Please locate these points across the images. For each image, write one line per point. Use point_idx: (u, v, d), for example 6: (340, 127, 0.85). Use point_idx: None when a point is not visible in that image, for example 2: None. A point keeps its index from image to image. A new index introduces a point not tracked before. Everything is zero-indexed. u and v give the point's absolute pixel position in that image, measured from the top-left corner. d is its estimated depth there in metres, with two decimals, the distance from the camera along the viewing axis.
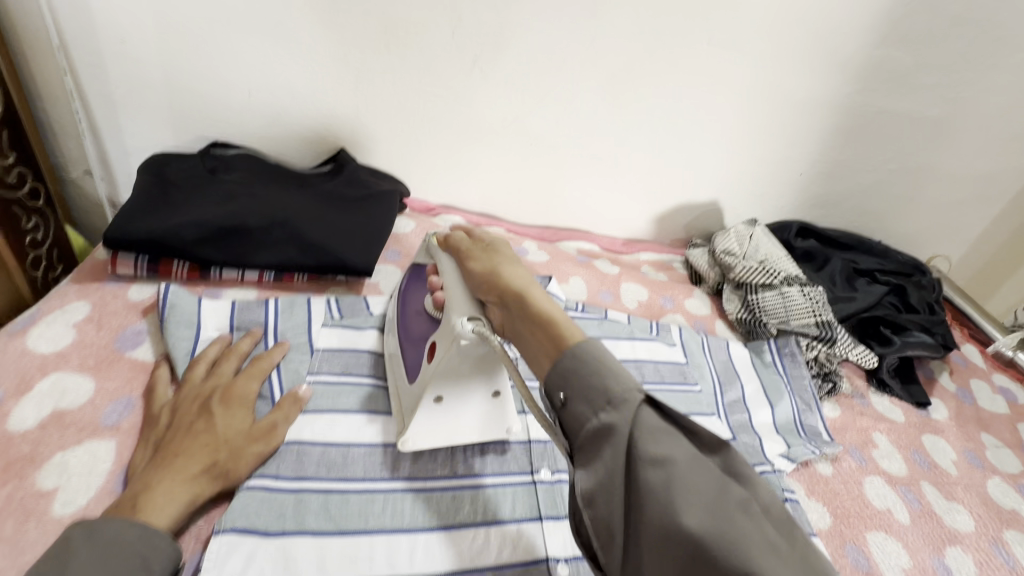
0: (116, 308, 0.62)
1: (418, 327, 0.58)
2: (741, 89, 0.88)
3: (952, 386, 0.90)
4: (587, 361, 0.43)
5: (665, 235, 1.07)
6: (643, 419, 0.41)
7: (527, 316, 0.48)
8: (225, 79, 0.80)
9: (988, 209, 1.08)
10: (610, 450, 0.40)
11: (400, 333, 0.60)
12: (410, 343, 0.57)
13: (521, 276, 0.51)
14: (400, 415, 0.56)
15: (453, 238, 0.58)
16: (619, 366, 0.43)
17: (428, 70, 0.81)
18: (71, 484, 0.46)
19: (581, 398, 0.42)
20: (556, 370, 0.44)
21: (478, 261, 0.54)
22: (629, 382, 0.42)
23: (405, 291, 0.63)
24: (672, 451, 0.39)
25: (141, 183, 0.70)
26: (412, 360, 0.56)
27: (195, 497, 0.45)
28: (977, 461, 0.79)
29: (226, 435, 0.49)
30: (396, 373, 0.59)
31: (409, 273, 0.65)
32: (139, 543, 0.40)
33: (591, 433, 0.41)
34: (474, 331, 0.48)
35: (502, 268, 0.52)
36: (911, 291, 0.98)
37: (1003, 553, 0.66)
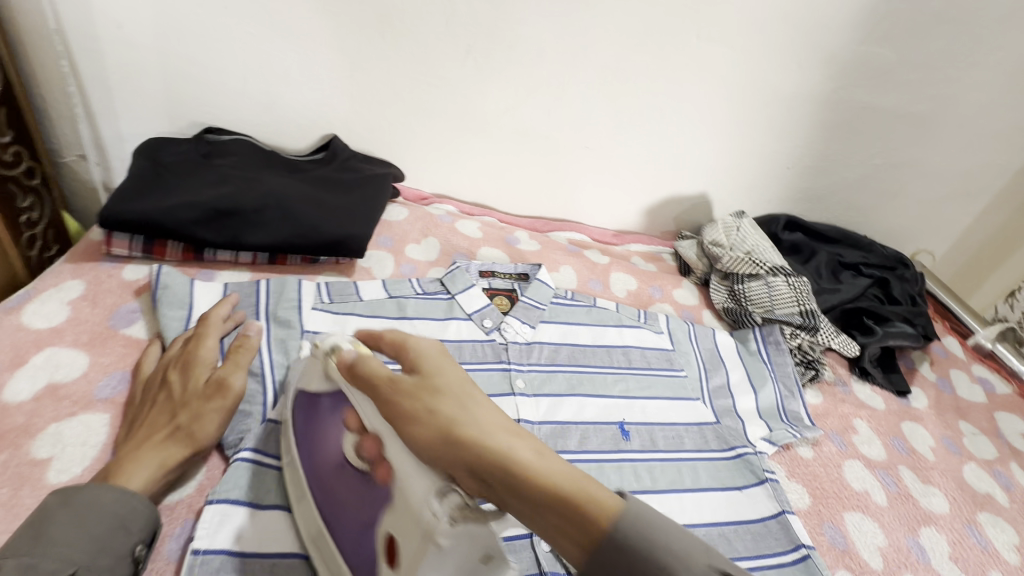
0: (110, 287, 0.62)
1: (352, 496, 0.41)
2: (730, 84, 0.90)
3: (932, 376, 0.93)
4: (639, 545, 0.30)
5: (655, 227, 1.09)
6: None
7: (518, 488, 0.32)
8: (221, 65, 0.80)
9: (970, 205, 1.10)
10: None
11: (324, 504, 0.43)
12: (342, 520, 0.42)
13: (489, 427, 0.34)
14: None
15: (359, 365, 0.40)
16: (681, 534, 0.31)
17: (421, 59, 0.82)
18: (66, 453, 0.47)
19: None
20: (599, 567, 0.30)
21: (410, 416, 0.36)
22: (698, 558, 0.30)
23: (309, 429, 0.46)
24: None
25: (136, 167, 0.71)
26: (362, 553, 0.40)
27: (166, 460, 0.46)
28: (955, 447, 0.81)
29: (184, 398, 0.50)
30: (336, 561, 0.42)
31: (301, 404, 0.48)
32: (117, 504, 0.42)
33: None
34: (449, 519, 0.33)
35: (459, 409, 0.35)
36: (893, 283, 1.01)
37: (976, 534, 0.69)
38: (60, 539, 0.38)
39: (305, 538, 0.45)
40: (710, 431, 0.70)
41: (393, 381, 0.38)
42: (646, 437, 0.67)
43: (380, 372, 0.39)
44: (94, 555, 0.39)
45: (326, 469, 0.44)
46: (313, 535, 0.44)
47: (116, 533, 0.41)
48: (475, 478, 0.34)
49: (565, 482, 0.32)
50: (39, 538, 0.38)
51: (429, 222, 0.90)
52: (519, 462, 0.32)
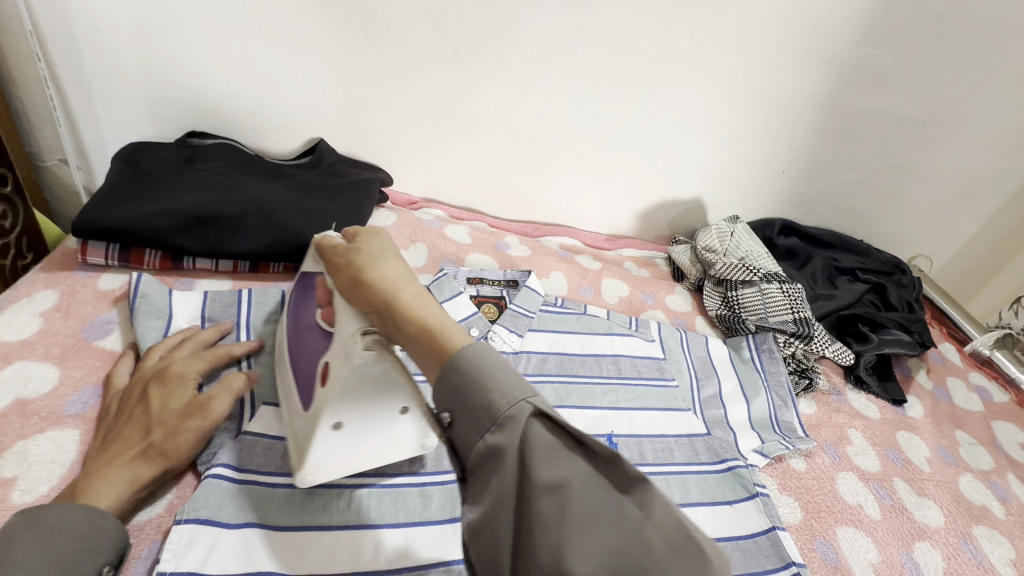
0: (86, 297, 0.61)
1: (308, 345, 0.50)
2: (724, 87, 0.88)
3: (928, 384, 0.91)
4: (469, 372, 0.37)
5: (649, 232, 1.07)
6: (535, 433, 0.34)
7: (394, 316, 0.40)
8: (204, 67, 0.79)
9: (969, 209, 1.09)
10: (497, 475, 0.34)
11: (292, 354, 0.52)
12: (302, 364, 0.50)
13: (389, 275, 0.43)
14: (298, 444, 0.48)
15: (323, 243, 0.49)
16: (509, 374, 0.37)
17: (408, 61, 0.81)
18: (32, 472, 0.46)
19: (465, 419, 0.36)
20: (438, 385, 0.38)
21: (342, 267, 0.46)
22: (517, 394, 0.35)
23: (296, 299, 0.56)
24: (566, 473, 0.32)
25: (115, 172, 0.69)
26: (306, 385, 0.48)
27: (136, 478, 0.45)
28: (951, 458, 0.79)
29: (162, 414, 0.48)
30: (291, 398, 0.50)
31: (298, 285, 0.57)
32: (85, 525, 0.40)
33: (477, 456, 0.35)
34: (364, 346, 0.41)
35: (375, 263, 0.44)
36: (890, 289, 0.99)
37: (972, 548, 0.67)
38: (25, 562, 0.36)
39: (279, 385, 0.54)
40: (701, 443, 0.68)
41: (338, 255, 0.47)
42: (635, 450, 0.66)
43: (331, 245, 0.49)
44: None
45: (298, 328, 0.53)
46: (284, 381, 0.53)
47: (83, 555, 0.39)
48: (377, 318, 0.42)
49: (430, 319, 0.40)
50: (3, 560, 0.36)
51: (418, 227, 0.89)
52: (397, 299, 0.40)
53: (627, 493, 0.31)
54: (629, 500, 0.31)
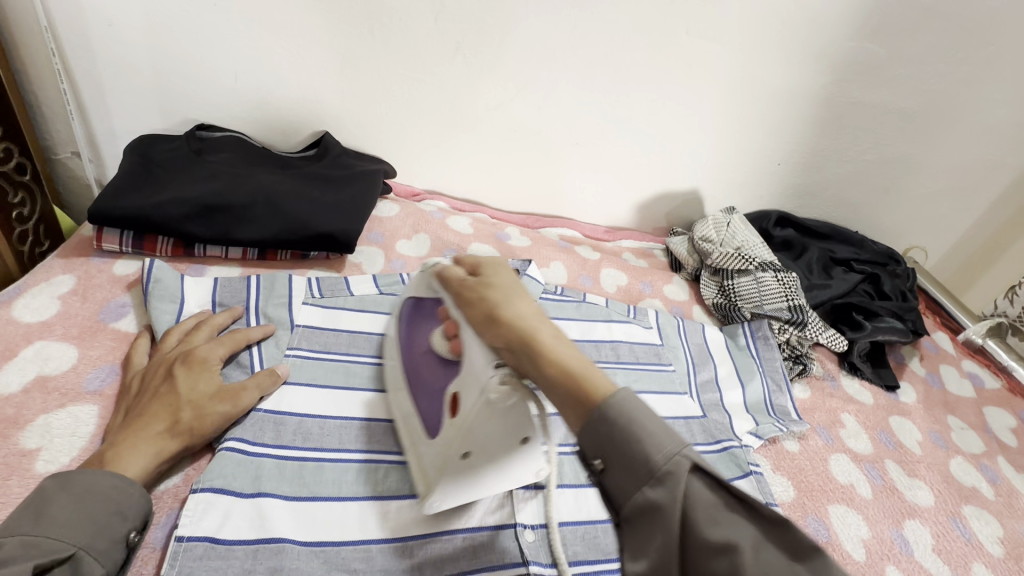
0: (101, 282, 0.63)
1: (431, 372, 0.53)
2: (720, 80, 0.90)
3: (921, 371, 0.93)
4: (618, 422, 0.38)
5: (647, 223, 1.09)
6: (694, 489, 0.36)
7: (534, 355, 0.42)
8: (213, 62, 0.81)
9: (963, 201, 1.10)
10: (661, 533, 0.35)
11: (411, 379, 0.55)
12: (424, 391, 0.53)
13: (526, 313, 0.44)
14: (422, 472, 0.50)
15: (443, 273, 0.52)
16: (662, 427, 0.38)
17: (412, 56, 0.83)
18: (54, 444, 0.48)
19: (620, 470, 0.38)
20: (590, 435, 0.38)
21: (474, 302, 0.47)
22: (671, 448, 0.37)
23: (409, 322, 0.58)
24: (733, 534, 0.33)
25: (127, 162, 0.72)
26: (432, 414, 0.51)
27: (161, 452, 0.47)
28: (942, 442, 0.81)
29: (188, 396, 0.50)
30: (415, 424, 0.53)
31: (408, 308, 0.59)
32: (114, 491, 0.42)
33: (635, 507, 0.37)
34: (499, 380, 0.43)
35: (508, 300, 0.46)
36: (884, 279, 1.01)
37: (961, 527, 0.69)
38: (58, 521, 0.39)
39: (397, 412, 0.56)
40: (697, 424, 0.70)
41: (464, 287, 0.49)
42: None
43: (454, 275, 0.51)
44: (90, 539, 0.40)
45: (416, 351, 0.56)
46: (403, 405, 0.55)
47: (112, 519, 0.41)
48: (509, 356, 0.44)
49: (575, 364, 0.40)
50: (39, 517, 0.39)
51: (420, 218, 0.91)
52: (536, 339, 0.42)
53: (799, 557, 0.33)
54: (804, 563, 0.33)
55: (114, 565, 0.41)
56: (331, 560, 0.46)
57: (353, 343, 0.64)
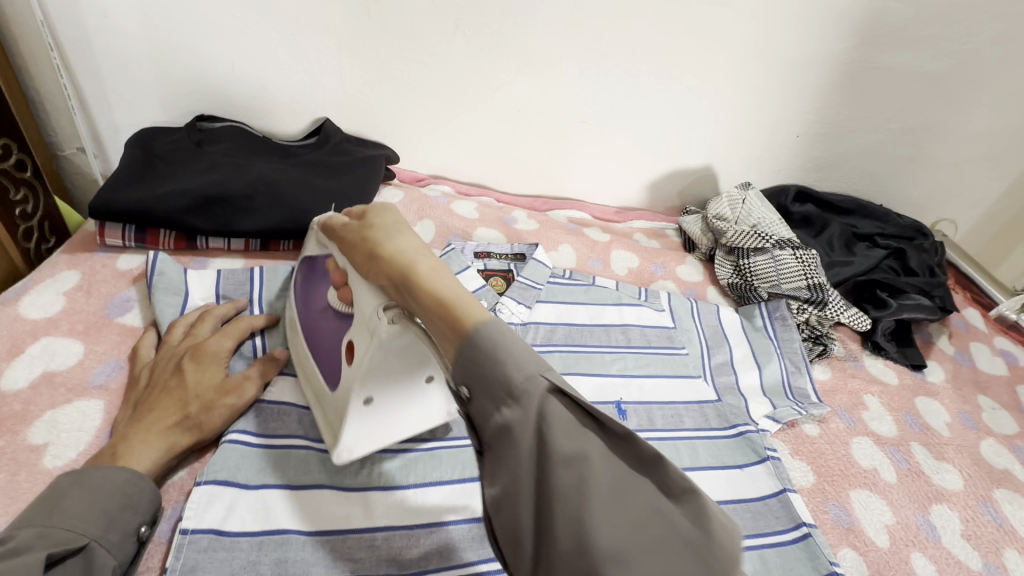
0: (105, 277, 0.63)
1: (328, 328, 0.53)
2: (733, 49, 0.85)
3: (950, 349, 0.89)
4: (483, 347, 0.34)
5: (659, 203, 1.05)
6: (552, 407, 0.32)
7: (408, 288, 0.39)
8: (210, 51, 0.80)
9: (994, 168, 1.04)
10: (512, 456, 0.32)
11: (308, 341, 0.55)
12: (321, 349, 0.53)
13: (404, 246, 0.41)
14: (327, 425, 0.50)
15: (325, 220, 0.51)
16: (524, 347, 0.34)
17: (409, 36, 0.80)
18: (61, 439, 0.48)
19: (479, 393, 0.34)
20: (456, 359, 0.35)
21: (355, 241, 0.46)
22: (532, 368, 0.33)
23: (307, 286, 0.58)
24: (585, 449, 0.31)
25: (128, 156, 0.71)
26: (332, 368, 0.50)
27: (172, 447, 0.47)
28: (972, 422, 0.78)
29: (196, 390, 0.50)
30: (317, 384, 0.52)
31: (302, 270, 0.60)
32: (125, 485, 0.43)
33: (494, 432, 0.33)
34: (388, 321, 0.42)
35: (386, 235, 0.43)
36: (911, 254, 0.96)
37: (992, 511, 0.66)
38: (71, 512, 0.40)
39: (300, 375, 0.55)
40: (711, 409, 0.68)
41: (344, 231, 0.47)
42: (644, 416, 0.66)
43: (337, 223, 0.49)
44: (103, 530, 0.41)
45: (313, 312, 0.56)
46: (306, 372, 0.54)
47: (124, 511, 0.42)
48: (394, 292, 0.41)
49: (447, 290, 0.37)
50: (54, 510, 0.40)
51: (425, 203, 0.89)
52: (414, 273, 0.39)
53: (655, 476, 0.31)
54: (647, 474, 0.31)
55: (125, 559, 0.42)
56: (337, 549, 0.46)
57: None
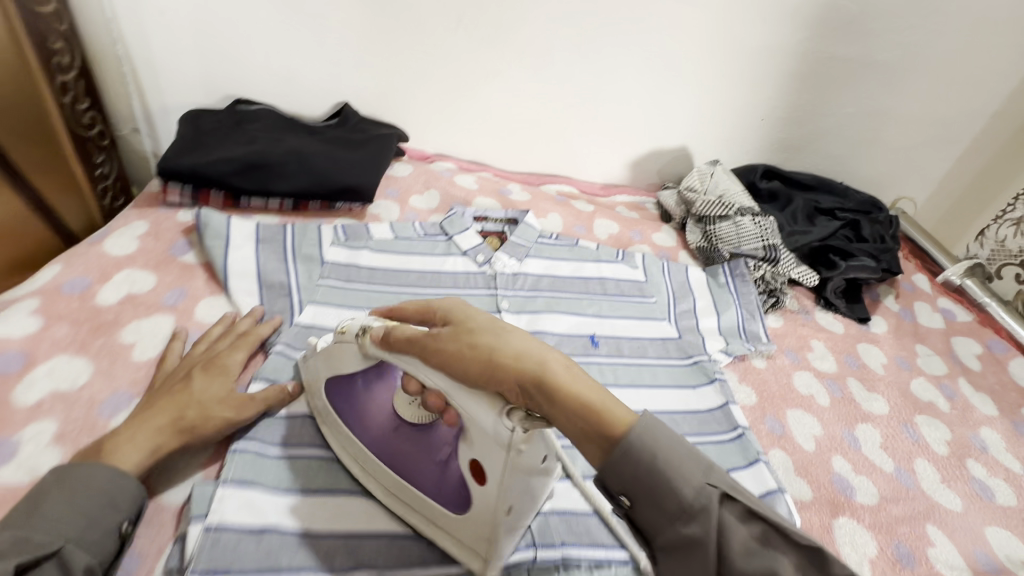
0: (168, 226, 0.76)
1: (417, 446, 0.51)
2: (701, 40, 0.97)
3: (895, 306, 1.00)
4: (644, 458, 0.40)
5: (641, 180, 1.18)
6: (729, 521, 0.38)
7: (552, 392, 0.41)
8: (248, 43, 0.93)
9: (944, 149, 1.16)
10: (698, 566, 0.37)
11: (393, 467, 0.51)
12: (420, 464, 0.50)
13: (523, 349, 0.43)
14: (464, 545, 0.49)
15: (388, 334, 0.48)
16: (687, 454, 0.40)
17: (418, 30, 0.93)
18: (145, 340, 0.61)
19: (650, 505, 0.40)
20: (609, 471, 0.41)
21: (452, 355, 0.44)
22: (699, 480, 0.39)
23: (352, 403, 0.54)
24: (769, 562, 0.35)
25: (182, 131, 0.85)
26: (450, 491, 0.48)
27: (157, 445, 0.50)
28: (906, 364, 0.89)
29: (198, 397, 0.54)
30: (430, 507, 0.50)
31: (343, 385, 0.54)
32: (106, 487, 0.46)
33: (674, 543, 0.39)
34: (523, 429, 0.41)
35: (491, 342, 0.43)
36: (864, 224, 1.08)
37: (910, 430, 0.78)
38: (51, 516, 0.44)
39: (387, 494, 0.52)
40: (672, 344, 0.80)
41: (434, 341, 0.45)
42: (613, 346, 0.78)
43: (412, 334, 0.47)
44: (81, 532, 0.44)
45: (380, 432, 0.53)
46: (402, 495, 0.51)
47: (106, 510, 0.45)
48: (523, 399, 0.42)
49: (593, 397, 0.41)
50: (35, 512, 0.44)
51: (431, 177, 1.02)
52: (550, 371, 0.41)
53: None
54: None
55: (106, 554, 0.45)
56: None
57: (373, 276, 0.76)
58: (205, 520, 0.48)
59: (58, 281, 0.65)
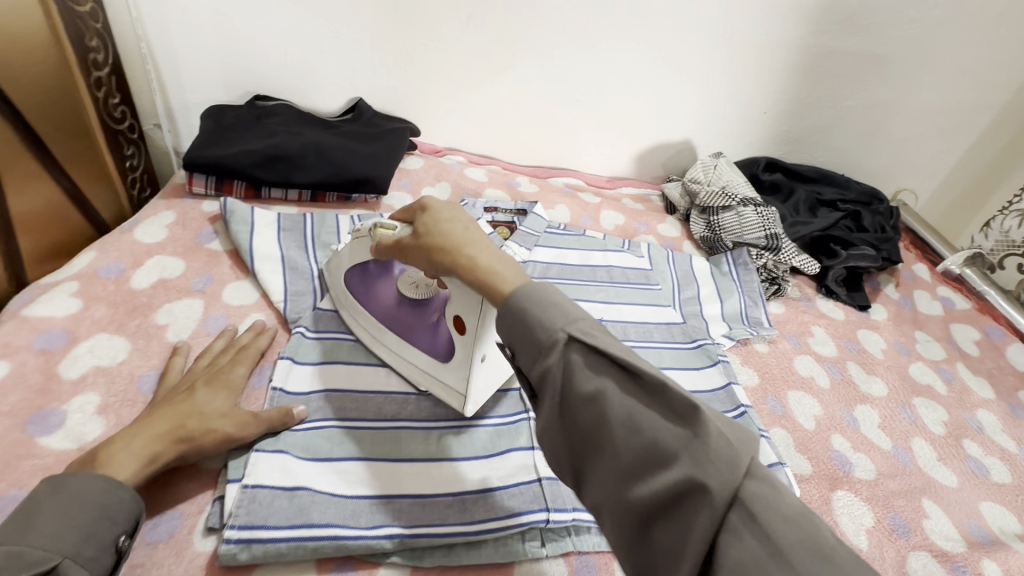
0: (194, 216, 0.80)
1: (415, 314, 0.64)
2: (704, 36, 1.00)
3: (895, 295, 1.02)
4: (518, 309, 0.40)
5: (645, 173, 1.20)
6: (574, 354, 0.38)
7: (474, 272, 0.45)
8: (266, 41, 0.96)
9: (945, 141, 1.18)
10: (549, 397, 0.38)
11: (397, 331, 0.64)
12: (413, 333, 0.63)
13: (461, 238, 0.47)
14: (449, 390, 0.60)
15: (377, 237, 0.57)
16: (553, 304, 0.40)
17: (429, 28, 0.96)
18: (177, 322, 0.65)
19: (518, 346, 0.40)
20: (500, 323, 0.41)
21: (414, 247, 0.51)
22: (555, 323, 0.39)
23: (363, 285, 0.66)
24: (603, 389, 0.36)
25: (204, 125, 0.89)
26: (439, 348, 0.61)
27: (155, 454, 0.48)
28: (905, 350, 0.92)
29: (202, 408, 0.52)
30: (421, 362, 0.62)
31: (355, 279, 0.66)
32: (104, 495, 0.43)
33: (534, 378, 0.39)
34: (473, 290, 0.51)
35: (439, 233, 0.48)
36: (865, 215, 1.10)
37: (909, 412, 0.80)
38: (45, 529, 0.40)
39: (390, 355, 0.64)
40: (677, 328, 0.83)
41: (404, 241, 0.53)
42: (620, 330, 0.81)
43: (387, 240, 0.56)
44: (78, 546, 0.40)
45: (386, 305, 0.65)
46: (401, 356, 0.63)
47: (103, 522, 0.42)
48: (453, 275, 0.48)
49: (498, 266, 0.45)
50: (28, 526, 0.40)
51: (442, 170, 1.05)
52: (464, 252, 0.46)
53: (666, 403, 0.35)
54: (657, 397, 0.36)
55: (101, 571, 0.41)
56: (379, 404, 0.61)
57: None
58: (242, 481, 0.51)
59: (94, 266, 0.68)
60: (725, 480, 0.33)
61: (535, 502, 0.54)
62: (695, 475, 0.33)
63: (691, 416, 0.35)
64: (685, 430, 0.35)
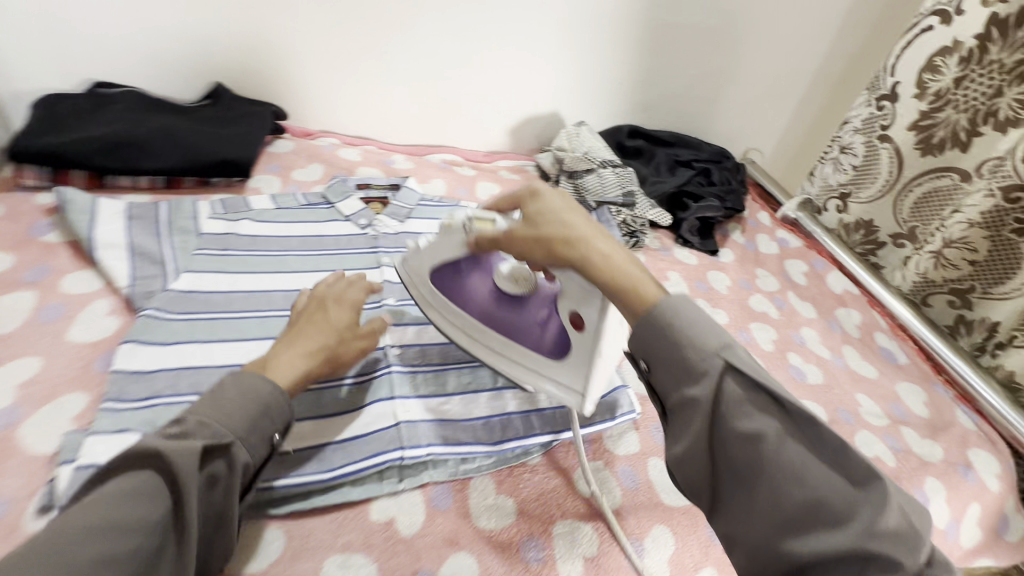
0: (26, 209, 0.76)
1: (513, 310, 0.64)
2: (556, 12, 1.07)
3: (741, 239, 1.16)
4: (663, 324, 0.44)
5: (521, 146, 1.27)
6: (731, 384, 0.42)
7: (609, 267, 0.49)
8: (99, 23, 0.91)
9: (778, 103, 1.34)
10: (697, 422, 0.42)
11: (498, 329, 0.64)
12: (515, 332, 0.63)
13: (574, 232, 0.50)
14: (564, 386, 0.60)
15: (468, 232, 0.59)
16: (702, 329, 0.44)
17: (281, 7, 0.95)
18: (4, 316, 0.63)
19: (662, 367, 0.44)
20: (638, 338, 0.46)
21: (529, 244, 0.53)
22: (711, 347, 0.43)
23: (454, 284, 0.66)
24: (765, 428, 0.40)
25: (34, 114, 0.82)
26: (551, 341, 0.61)
27: (312, 368, 0.53)
28: (747, 285, 1.04)
29: (335, 327, 0.57)
30: (530, 357, 0.62)
31: (443, 281, 0.66)
32: (270, 395, 0.48)
33: (678, 401, 0.43)
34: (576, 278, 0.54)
35: (555, 226, 0.51)
36: (714, 171, 1.23)
37: (744, 335, 0.92)
38: (226, 408, 0.45)
39: (494, 354, 0.65)
40: None
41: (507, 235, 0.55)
42: None
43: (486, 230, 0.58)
44: (247, 433, 0.45)
45: (481, 303, 0.66)
46: (506, 352, 0.64)
47: (263, 419, 0.47)
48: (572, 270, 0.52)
49: (632, 272, 0.48)
50: (216, 400, 0.45)
51: (314, 152, 1.05)
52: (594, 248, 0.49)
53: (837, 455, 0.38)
54: (829, 452, 0.39)
55: (258, 460, 0.46)
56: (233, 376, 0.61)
57: (252, 242, 0.79)
58: (75, 461, 0.50)
59: None
60: (896, 554, 0.35)
61: (391, 443, 0.58)
62: (864, 541, 0.36)
63: (868, 473, 0.38)
64: (855, 484, 0.38)
